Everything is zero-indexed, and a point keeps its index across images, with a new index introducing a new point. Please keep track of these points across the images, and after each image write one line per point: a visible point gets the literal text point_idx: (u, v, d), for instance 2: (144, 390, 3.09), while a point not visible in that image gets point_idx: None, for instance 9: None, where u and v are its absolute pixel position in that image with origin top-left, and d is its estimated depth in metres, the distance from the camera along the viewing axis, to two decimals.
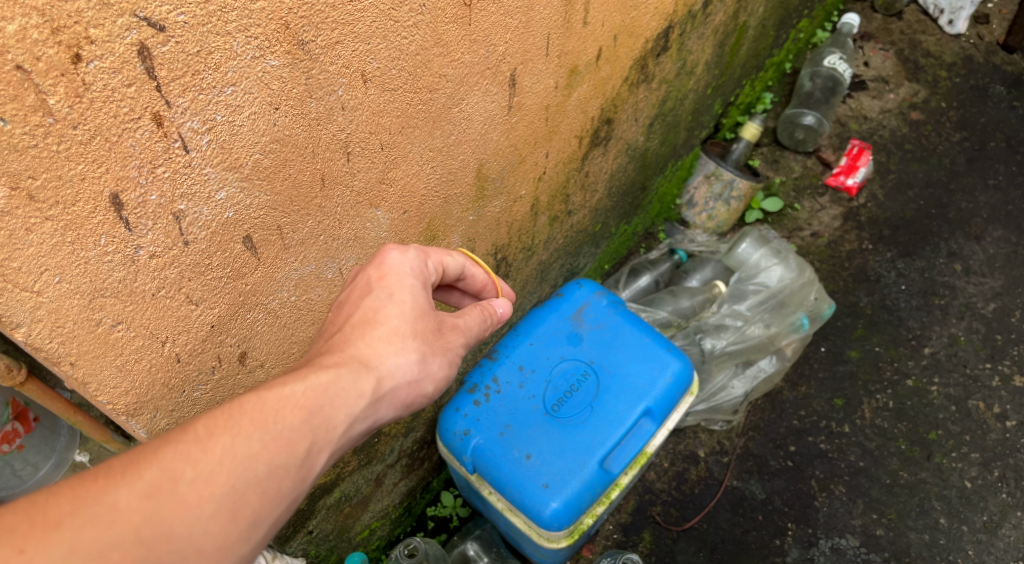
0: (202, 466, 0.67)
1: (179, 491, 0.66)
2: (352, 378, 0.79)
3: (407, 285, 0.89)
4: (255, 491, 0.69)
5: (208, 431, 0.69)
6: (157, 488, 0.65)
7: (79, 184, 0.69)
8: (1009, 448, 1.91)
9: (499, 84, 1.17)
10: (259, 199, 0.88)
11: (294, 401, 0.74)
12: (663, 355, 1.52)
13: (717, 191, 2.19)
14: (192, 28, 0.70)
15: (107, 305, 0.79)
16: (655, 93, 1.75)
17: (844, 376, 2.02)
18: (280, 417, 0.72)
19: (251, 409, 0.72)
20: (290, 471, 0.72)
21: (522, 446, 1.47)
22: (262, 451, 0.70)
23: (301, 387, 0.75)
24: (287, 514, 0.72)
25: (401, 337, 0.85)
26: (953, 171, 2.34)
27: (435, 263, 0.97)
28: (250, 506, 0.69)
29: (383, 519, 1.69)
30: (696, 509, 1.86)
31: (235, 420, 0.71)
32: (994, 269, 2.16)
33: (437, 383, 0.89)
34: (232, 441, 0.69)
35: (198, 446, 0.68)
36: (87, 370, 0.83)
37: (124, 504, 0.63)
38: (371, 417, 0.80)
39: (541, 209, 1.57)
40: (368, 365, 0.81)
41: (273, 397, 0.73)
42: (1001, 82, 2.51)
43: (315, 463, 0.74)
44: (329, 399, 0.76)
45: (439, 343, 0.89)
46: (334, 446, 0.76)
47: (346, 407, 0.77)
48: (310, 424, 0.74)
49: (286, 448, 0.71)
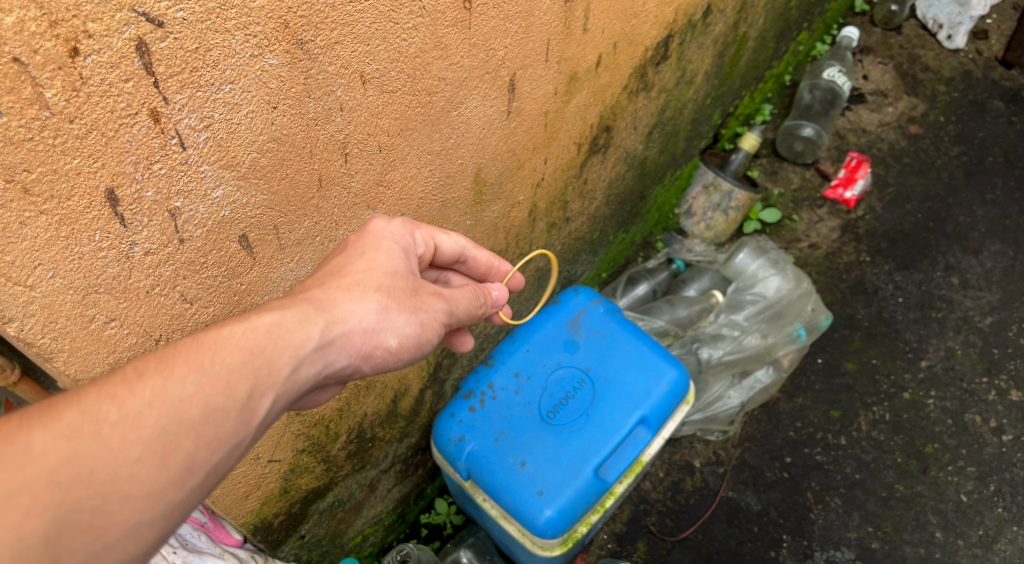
0: (129, 407, 0.68)
1: (102, 431, 0.66)
2: (301, 322, 0.80)
3: (381, 245, 0.92)
4: (187, 433, 0.70)
5: (138, 372, 0.70)
6: (78, 430, 0.65)
7: (75, 178, 0.69)
8: (1005, 462, 1.90)
9: (499, 88, 1.18)
10: (257, 198, 0.88)
11: (234, 343, 0.75)
12: (659, 363, 1.52)
13: (715, 201, 2.19)
14: (191, 24, 0.70)
15: (100, 302, 0.79)
16: (654, 102, 1.75)
17: (841, 389, 2.01)
18: (217, 357, 0.74)
19: (186, 351, 0.73)
20: (227, 413, 0.73)
21: (517, 453, 1.46)
22: (195, 391, 0.71)
23: (242, 328, 0.76)
24: (223, 458, 0.73)
25: (362, 288, 0.87)
26: (951, 185, 2.35)
27: (424, 236, 1.00)
28: (180, 447, 0.69)
29: (376, 525, 1.68)
30: (691, 519, 1.85)
31: (169, 361, 0.72)
32: (992, 283, 2.16)
33: (403, 338, 0.88)
34: (163, 383, 0.70)
35: (125, 387, 0.69)
36: (80, 367, 0.83)
37: (39, 447, 0.63)
38: (320, 363, 0.81)
39: (540, 215, 1.57)
40: (320, 310, 0.83)
41: (213, 341, 0.75)
42: (999, 98, 2.52)
43: (255, 407, 0.75)
44: (273, 342, 0.77)
45: (408, 300, 0.90)
46: (276, 390, 0.77)
47: (290, 349, 0.78)
48: (251, 366, 0.75)
49: (220, 388, 0.72)
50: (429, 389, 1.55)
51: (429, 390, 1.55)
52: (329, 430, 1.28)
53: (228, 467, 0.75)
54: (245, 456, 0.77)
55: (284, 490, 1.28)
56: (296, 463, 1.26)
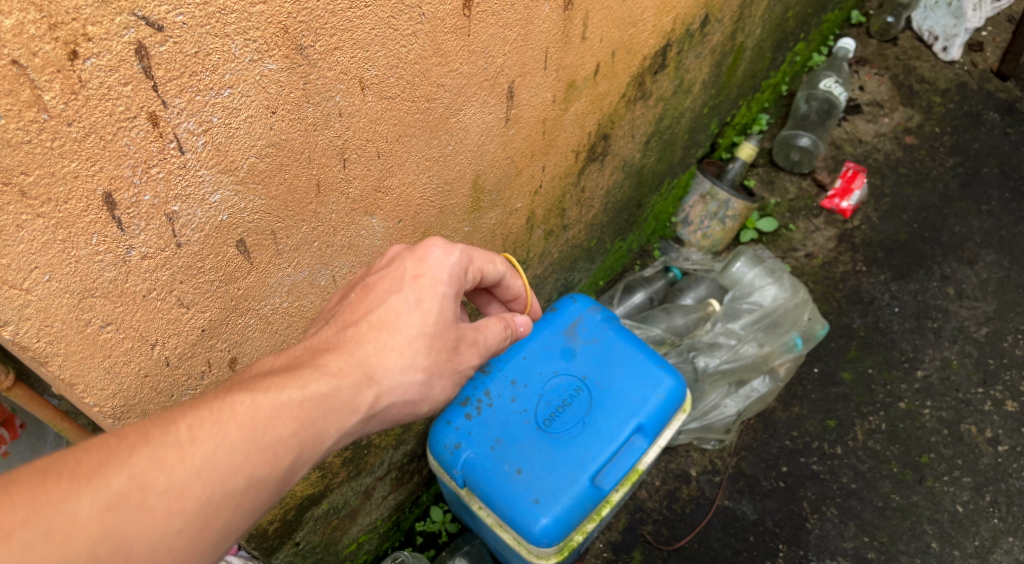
0: (178, 477, 0.67)
1: (147, 502, 0.66)
2: (354, 393, 0.81)
3: (436, 295, 0.91)
4: (228, 505, 0.70)
5: (190, 437, 0.70)
6: (124, 499, 0.65)
7: (72, 182, 0.69)
8: (1000, 473, 1.90)
9: (498, 95, 1.18)
10: (254, 203, 0.87)
11: (288, 411, 0.75)
12: (656, 372, 1.52)
13: (713, 210, 2.21)
14: (191, 28, 0.70)
15: (96, 305, 0.79)
16: (652, 110, 1.76)
17: (837, 398, 2.01)
18: (271, 427, 0.73)
19: (241, 417, 0.72)
20: (269, 485, 0.73)
21: (513, 461, 1.46)
22: (243, 463, 0.71)
23: (298, 397, 0.76)
24: (254, 524, 0.73)
25: (413, 351, 0.87)
26: (946, 196, 2.36)
27: (475, 270, 0.99)
28: (220, 519, 0.69)
29: (370, 533, 1.67)
30: (688, 529, 1.85)
31: (221, 427, 0.71)
32: (987, 294, 2.17)
33: (433, 401, 0.91)
34: (213, 451, 0.70)
35: (176, 455, 0.68)
36: (75, 372, 0.82)
37: (84, 517, 0.63)
38: (359, 431, 0.82)
39: (537, 222, 1.57)
40: (372, 379, 0.83)
41: (268, 407, 0.74)
42: (994, 109, 2.53)
43: (293, 476, 0.76)
44: (324, 413, 0.77)
45: (447, 363, 0.91)
46: (316, 458, 0.78)
47: (339, 422, 0.79)
48: (300, 437, 0.75)
49: (269, 461, 0.72)
50: None
51: None
52: None
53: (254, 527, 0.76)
54: None
55: (279, 497, 1.27)
56: None
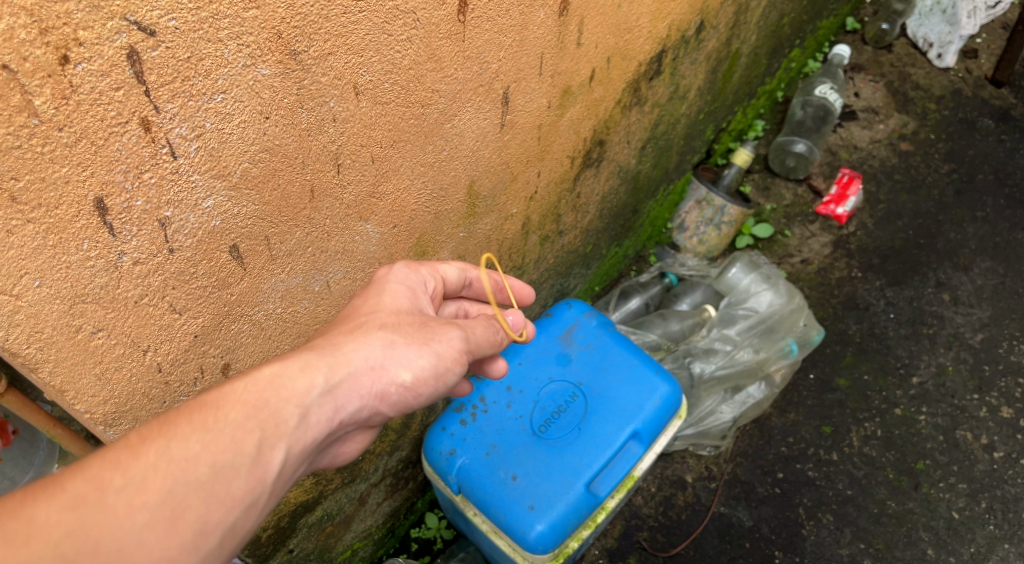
0: (133, 472, 0.68)
1: (106, 498, 0.66)
2: (304, 368, 0.80)
3: (385, 289, 0.95)
4: (196, 494, 0.69)
5: (141, 436, 0.71)
6: (82, 499, 0.65)
7: (63, 187, 0.69)
8: (996, 479, 1.90)
9: (493, 101, 1.18)
10: (248, 209, 0.87)
11: (237, 398, 0.76)
12: (651, 378, 1.52)
13: (708, 216, 2.20)
14: (183, 33, 0.70)
15: (88, 311, 0.78)
16: (648, 116, 1.76)
17: (832, 404, 2.01)
18: (221, 414, 0.74)
19: (189, 411, 0.73)
20: (236, 470, 0.72)
21: (508, 467, 1.45)
22: (201, 450, 0.71)
23: (243, 382, 0.77)
24: (238, 517, 0.72)
25: (365, 329, 0.87)
26: (941, 202, 2.36)
27: (429, 271, 1.03)
28: (191, 510, 0.69)
29: (365, 540, 1.66)
30: (683, 535, 1.84)
31: (172, 423, 0.72)
32: (982, 300, 2.17)
33: (417, 371, 0.87)
34: (166, 444, 0.70)
35: (129, 452, 0.69)
36: (65, 378, 0.82)
37: (43, 518, 0.64)
38: (330, 409, 0.81)
39: (533, 228, 1.57)
40: (324, 355, 0.83)
41: (217, 398, 0.75)
42: (989, 116, 2.54)
43: (266, 461, 0.75)
44: (276, 393, 0.78)
45: (417, 334, 0.89)
46: (286, 441, 0.77)
47: (294, 398, 0.78)
48: (256, 419, 0.75)
49: (227, 445, 0.72)
50: None
51: None
52: None
53: (248, 528, 0.75)
54: (264, 512, 0.76)
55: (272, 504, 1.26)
56: None
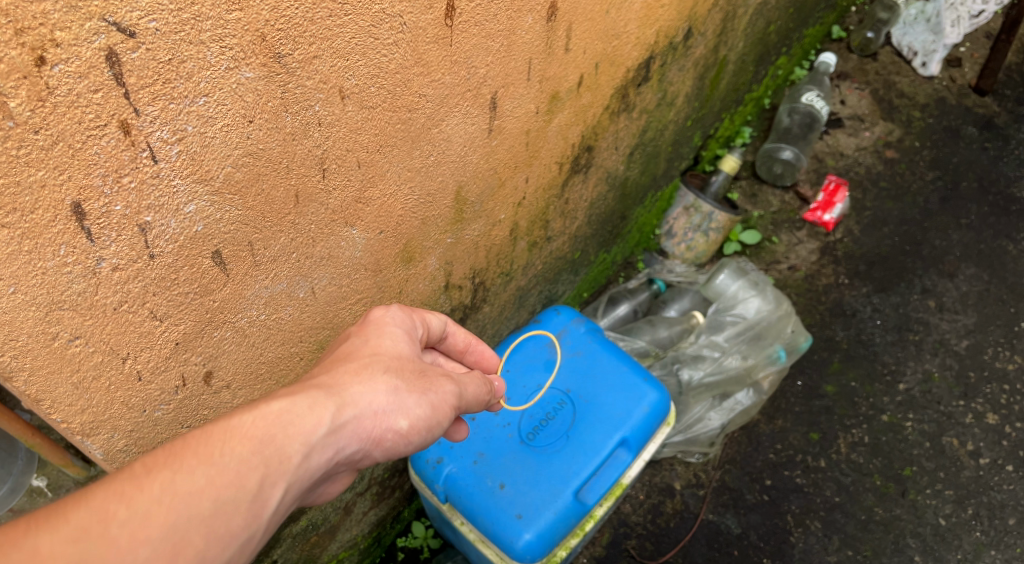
0: (139, 504, 0.66)
1: (111, 531, 0.64)
2: (311, 406, 0.78)
3: (384, 330, 0.92)
4: (198, 528, 0.68)
5: (147, 467, 0.69)
6: (87, 530, 0.64)
7: (39, 192, 0.67)
8: (982, 486, 1.91)
9: (480, 106, 1.17)
10: (231, 213, 0.86)
11: (244, 432, 0.74)
12: (640, 385, 1.51)
13: (696, 222, 2.20)
14: (164, 35, 0.68)
15: (64, 319, 0.76)
16: (635, 123, 1.76)
17: (820, 411, 2.01)
18: (226, 449, 0.72)
19: (195, 444, 0.71)
20: (237, 507, 0.71)
21: (496, 476, 1.44)
22: (206, 486, 0.69)
23: (250, 416, 0.75)
24: (234, 553, 0.71)
25: (369, 369, 0.85)
26: (927, 209, 2.38)
27: (419, 320, 1.00)
28: (193, 545, 0.67)
29: (351, 549, 1.64)
30: (671, 543, 1.83)
31: (178, 455, 0.70)
32: (967, 307, 2.18)
33: (414, 420, 0.85)
34: (172, 477, 0.68)
35: (135, 483, 0.67)
36: (41, 387, 0.80)
37: (47, 548, 0.62)
38: (330, 449, 0.79)
39: (521, 234, 1.56)
40: (330, 394, 0.80)
41: (220, 430, 0.73)
42: (973, 124, 2.57)
43: (266, 498, 0.73)
44: (283, 429, 0.75)
45: (417, 381, 0.87)
46: (286, 479, 0.75)
47: (300, 437, 0.76)
48: (261, 455, 0.73)
49: (231, 482, 0.70)
50: None
51: None
52: None
53: (241, 562, 0.73)
54: (258, 548, 0.75)
55: None
56: None
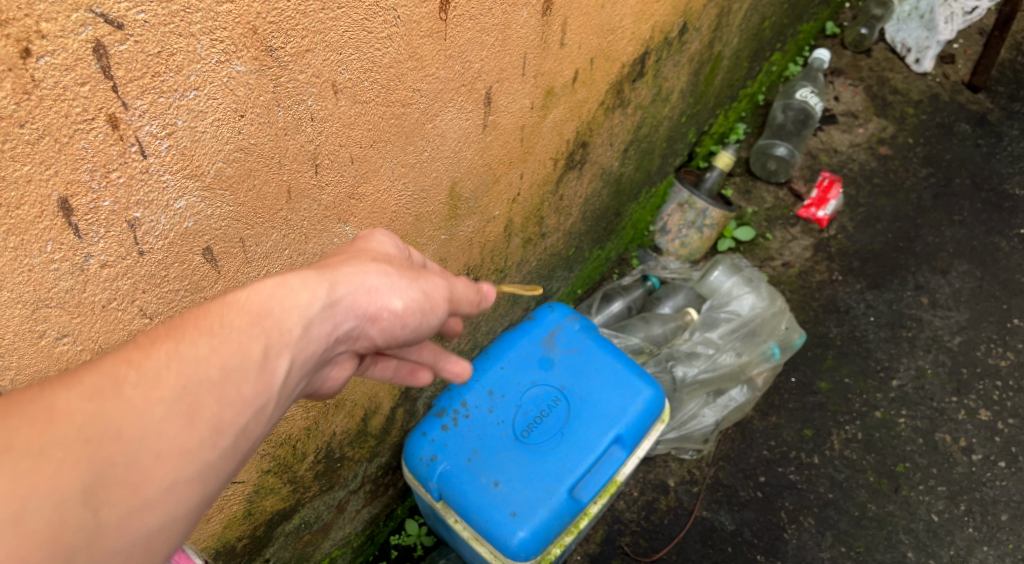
0: (148, 368, 0.61)
1: (125, 391, 0.59)
2: (305, 283, 0.72)
3: (363, 239, 0.85)
4: (209, 392, 0.62)
5: (150, 338, 0.63)
6: (100, 389, 0.58)
7: (25, 187, 0.66)
8: (974, 482, 1.91)
9: (475, 101, 1.16)
10: (221, 210, 0.84)
11: (241, 306, 0.67)
12: (635, 382, 1.50)
13: (690, 219, 2.19)
14: (153, 27, 0.67)
15: (51, 316, 0.75)
16: (630, 119, 1.75)
17: (813, 407, 2.01)
18: (230, 320, 0.66)
19: (195, 318, 0.65)
20: (247, 374, 0.65)
21: (490, 473, 1.43)
22: (212, 353, 0.63)
23: (245, 294, 0.68)
24: (251, 420, 0.65)
25: (356, 259, 0.78)
26: (920, 206, 2.38)
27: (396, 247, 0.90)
28: (209, 407, 0.62)
29: (344, 547, 1.63)
30: (666, 540, 1.83)
31: (178, 327, 0.65)
32: (960, 303, 2.19)
33: (408, 300, 0.80)
34: (177, 346, 0.63)
35: (140, 349, 0.62)
36: (28, 386, 0.78)
37: (64, 405, 0.57)
38: (329, 325, 0.73)
39: (515, 230, 1.55)
40: (321, 273, 0.74)
41: (219, 306, 0.67)
42: (966, 121, 2.57)
43: (274, 368, 0.67)
44: (279, 304, 0.69)
45: (403, 268, 0.81)
46: (291, 352, 0.69)
47: (299, 310, 0.70)
48: (261, 327, 0.67)
49: (238, 349, 0.65)
50: (400, 407, 1.50)
51: (400, 409, 1.51)
52: (297, 450, 1.24)
53: (261, 434, 0.67)
54: (273, 424, 0.69)
55: (247, 513, 1.23)
56: (261, 484, 1.22)
